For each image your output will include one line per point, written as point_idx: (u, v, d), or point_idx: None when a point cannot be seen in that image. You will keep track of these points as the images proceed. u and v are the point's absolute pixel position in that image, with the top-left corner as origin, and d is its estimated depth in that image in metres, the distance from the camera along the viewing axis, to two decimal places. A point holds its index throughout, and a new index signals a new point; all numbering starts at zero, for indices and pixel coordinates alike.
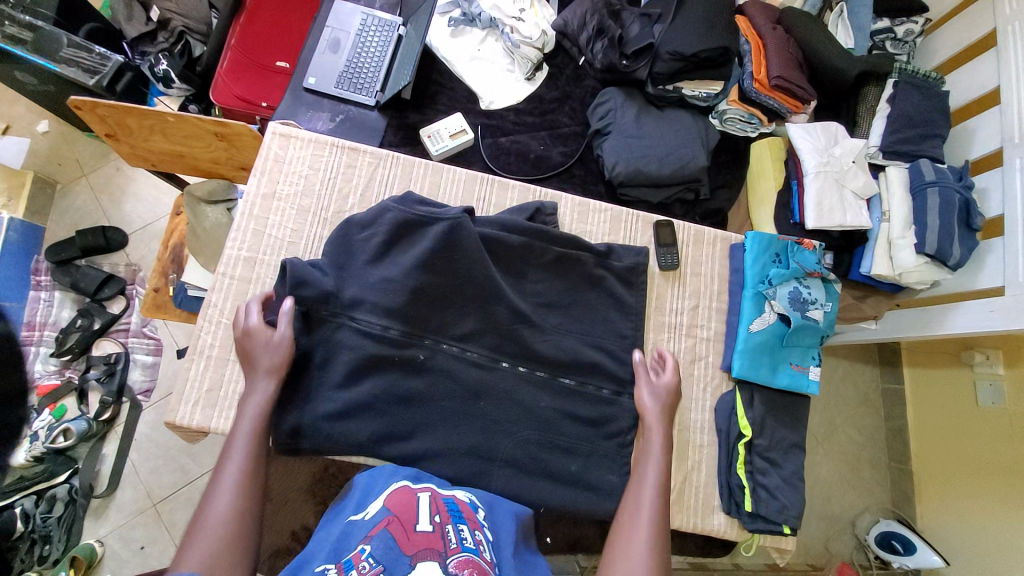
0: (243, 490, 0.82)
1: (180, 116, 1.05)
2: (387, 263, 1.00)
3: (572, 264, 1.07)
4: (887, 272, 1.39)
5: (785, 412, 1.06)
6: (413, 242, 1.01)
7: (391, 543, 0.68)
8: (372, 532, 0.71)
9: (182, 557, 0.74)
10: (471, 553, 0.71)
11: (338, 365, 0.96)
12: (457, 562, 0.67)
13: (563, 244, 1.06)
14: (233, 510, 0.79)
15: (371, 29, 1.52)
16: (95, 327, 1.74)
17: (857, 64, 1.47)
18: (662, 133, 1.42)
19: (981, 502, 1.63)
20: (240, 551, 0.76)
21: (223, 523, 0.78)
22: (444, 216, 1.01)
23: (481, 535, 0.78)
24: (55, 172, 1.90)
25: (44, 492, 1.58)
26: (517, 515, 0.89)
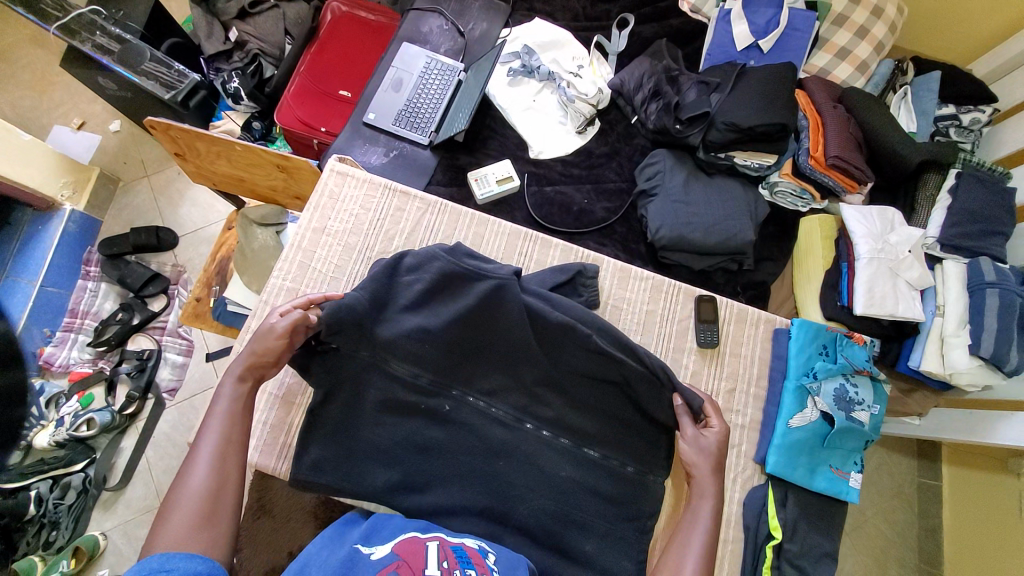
0: (219, 465, 0.78)
1: (248, 146, 1.09)
2: (425, 312, 1.00)
3: (617, 363, 0.98)
4: (937, 369, 1.32)
5: (819, 515, 0.99)
6: (455, 295, 1.01)
7: None
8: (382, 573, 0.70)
9: (155, 538, 0.70)
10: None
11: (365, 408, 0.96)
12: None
13: (604, 336, 1.00)
14: (202, 497, 0.75)
15: (434, 72, 1.57)
16: (134, 322, 1.80)
17: (919, 151, 1.44)
18: (709, 202, 1.40)
19: None
20: (211, 540, 0.73)
21: (198, 497, 0.75)
22: (493, 274, 1.00)
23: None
24: (120, 170, 2.01)
25: (60, 478, 1.60)
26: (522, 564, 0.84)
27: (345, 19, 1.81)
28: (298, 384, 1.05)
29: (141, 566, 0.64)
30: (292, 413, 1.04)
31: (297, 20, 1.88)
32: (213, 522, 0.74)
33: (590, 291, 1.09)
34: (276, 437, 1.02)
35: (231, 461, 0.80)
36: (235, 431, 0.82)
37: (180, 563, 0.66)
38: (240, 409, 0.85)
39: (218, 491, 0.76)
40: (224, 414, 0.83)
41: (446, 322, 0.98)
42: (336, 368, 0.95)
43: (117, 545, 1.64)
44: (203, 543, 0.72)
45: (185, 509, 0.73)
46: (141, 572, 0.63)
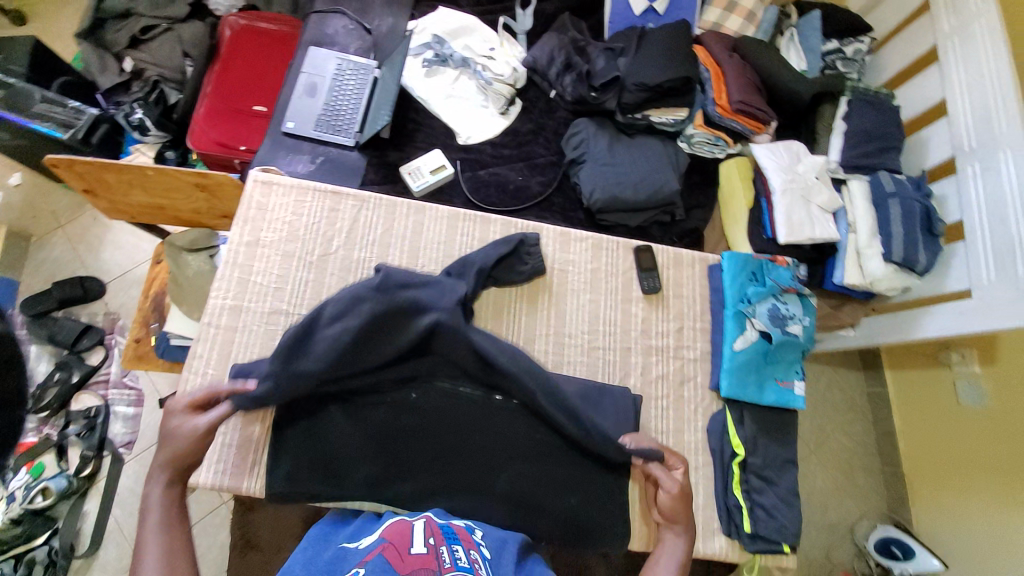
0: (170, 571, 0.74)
1: (161, 169, 1.06)
2: (366, 353, 0.95)
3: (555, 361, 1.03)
4: (860, 281, 1.45)
5: (774, 427, 1.08)
6: (394, 335, 0.96)
7: (386, 566, 0.68)
8: (368, 557, 0.72)
9: None
10: (467, 572, 0.71)
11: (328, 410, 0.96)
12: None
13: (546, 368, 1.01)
14: None
15: (347, 73, 1.56)
16: (73, 380, 1.69)
17: (813, 86, 1.56)
18: (635, 160, 1.48)
19: (974, 499, 1.67)
20: None
21: None
22: (433, 308, 0.96)
23: (476, 554, 0.78)
24: (29, 224, 1.87)
25: (22, 556, 1.49)
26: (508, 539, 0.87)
27: (246, 32, 1.76)
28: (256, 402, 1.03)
29: None
30: (257, 429, 1.01)
31: (193, 40, 1.77)
32: None
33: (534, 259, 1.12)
34: (246, 456, 1.00)
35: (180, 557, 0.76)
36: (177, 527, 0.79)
37: None
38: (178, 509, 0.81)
39: None
40: (159, 527, 0.78)
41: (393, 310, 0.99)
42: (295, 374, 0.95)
43: None
44: None
45: None
46: None
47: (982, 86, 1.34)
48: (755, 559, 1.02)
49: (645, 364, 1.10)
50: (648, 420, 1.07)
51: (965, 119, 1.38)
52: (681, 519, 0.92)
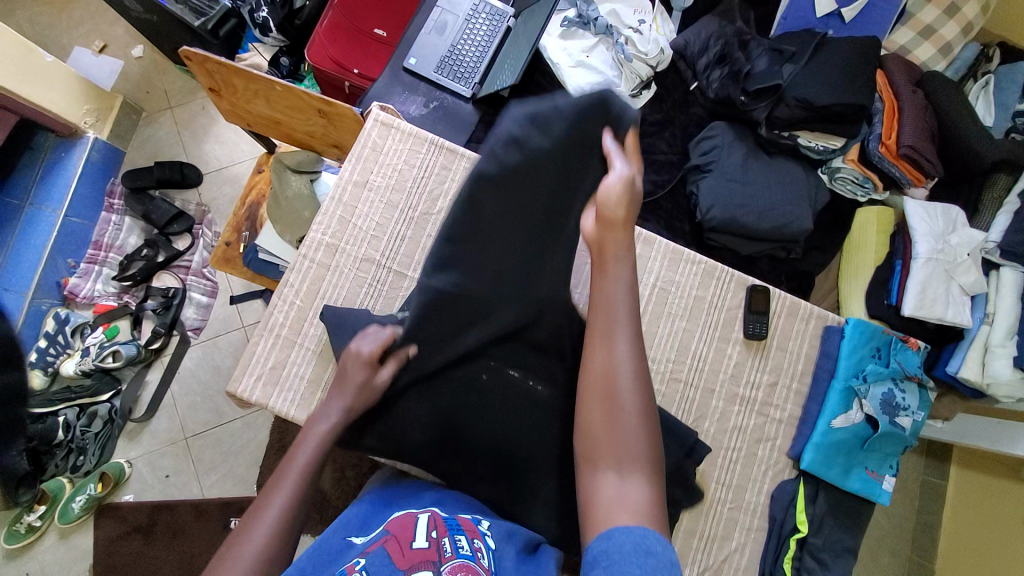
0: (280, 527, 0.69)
1: (288, 87, 1.02)
2: None
3: None
4: (975, 378, 1.28)
5: (848, 515, 0.99)
6: None
7: (386, 559, 0.66)
8: (369, 548, 0.69)
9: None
10: (469, 560, 0.69)
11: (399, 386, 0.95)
12: (452, 568, 0.66)
13: None
14: (258, 559, 0.66)
15: (481, 17, 1.46)
16: (158, 260, 1.80)
17: (999, 150, 1.33)
18: (766, 183, 1.32)
19: None
20: None
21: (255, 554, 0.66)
22: None
23: (481, 545, 0.75)
24: (143, 100, 1.93)
25: (88, 407, 1.66)
26: (515, 533, 0.83)
27: None
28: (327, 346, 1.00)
29: None
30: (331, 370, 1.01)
31: None
32: None
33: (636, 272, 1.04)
34: (310, 394, 0.99)
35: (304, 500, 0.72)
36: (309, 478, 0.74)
37: None
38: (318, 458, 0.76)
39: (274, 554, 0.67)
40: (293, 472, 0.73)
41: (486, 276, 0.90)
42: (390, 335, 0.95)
43: (141, 473, 1.71)
44: None
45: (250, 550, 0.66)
46: None
47: None
48: None
49: (726, 412, 1.02)
50: (712, 468, 1.00)
51: None
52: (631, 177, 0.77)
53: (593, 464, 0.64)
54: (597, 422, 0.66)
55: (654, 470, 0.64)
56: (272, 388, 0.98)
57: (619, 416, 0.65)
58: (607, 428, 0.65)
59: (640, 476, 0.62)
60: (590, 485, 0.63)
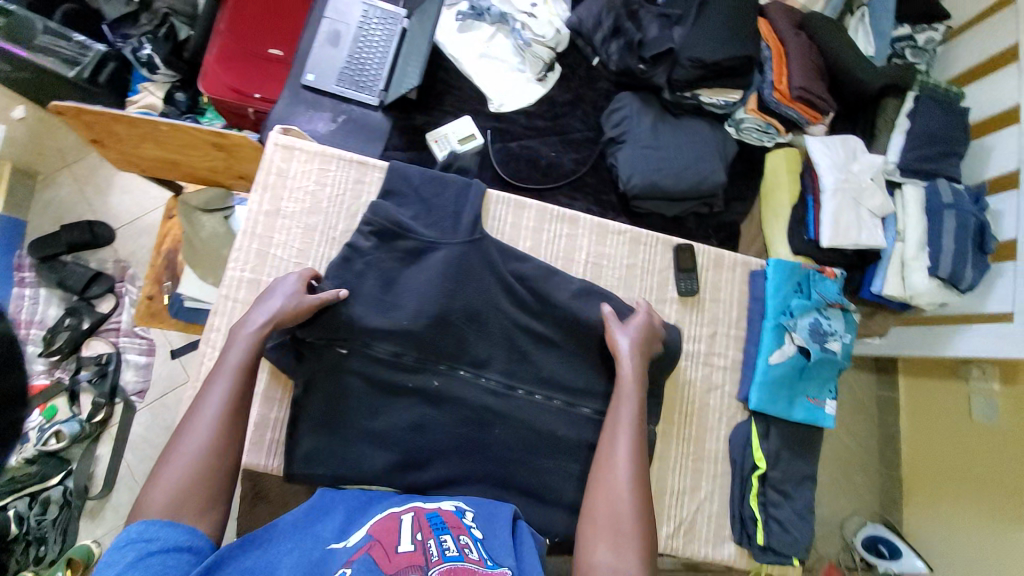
0: (210, 448, 0.76)
1: (173, 125, 0.97)
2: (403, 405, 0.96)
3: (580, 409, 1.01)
4: (898, 293, 1.38)
5: (800, 443, 1.04)
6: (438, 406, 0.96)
7: (371, 565, 0.66)
8: (353, 555, 0.69)
9: (149, 491, 0.72)
10: (457, 562, 0.69)
11: (354, 406, 0.95)
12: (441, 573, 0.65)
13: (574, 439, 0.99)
14: (194, 474, 0.74)
15: (374, 21, 1.44)
16: (84, 327, 1.68)
17: (881, 77, 1.43)
18: (678, 145, 1.37)
19: (972, 511, 1.72)
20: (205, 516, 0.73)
21: (186, 472, 0.74)
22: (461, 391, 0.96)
23: (467, 539, 0.76)
24: (34, 161, 1.77)
25: (38, 494, 1.54)
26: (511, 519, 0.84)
27: None
28: (276, 378, 1.00)
29: (127, 531, 0.68)
30: (275, 409, 0.99)
31: None
32: (208, 499, 0.74)
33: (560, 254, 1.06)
34: (262, 435, 0.98)
35: (237, 423, 0.80)
36: (240, 407, 0.81)
37: (160, 532, 0.69)
38: (246, 390, 0.82)
39: (209, 473, 0.75)
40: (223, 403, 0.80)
41: (428, 270, 0.99)
42: (335, 359, 0.94)
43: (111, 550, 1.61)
44: (194, 513, 0.72)
45: (182, 466, 0.74)
46: (126, 539, 0.67)
47: None
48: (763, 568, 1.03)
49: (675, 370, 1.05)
50: (671, 426, 1.04)
51: None
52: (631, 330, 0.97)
53: (592, 530, 0.79)
54: (599, 500, 0.82)
55: (643, 543, 0.78)
56: None
57: (613, 484, 0.82)
58: (608, 506, 0.80)
59: (628, 544, 0.77)
60: (588, 551, 0.78)
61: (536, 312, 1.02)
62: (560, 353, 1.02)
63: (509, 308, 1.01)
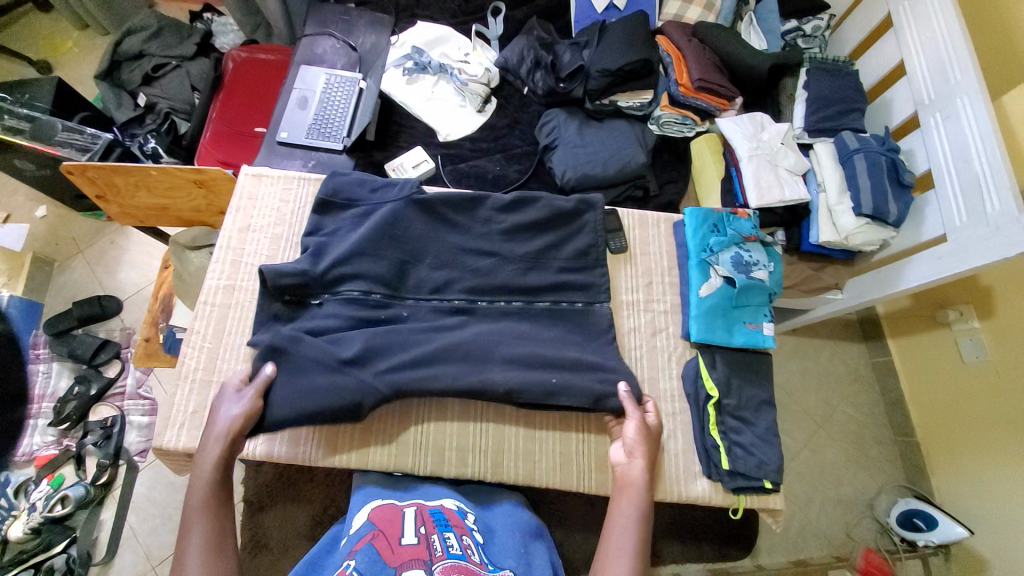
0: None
1: (161, 168, 1.17)
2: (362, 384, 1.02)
3: None
4: (835, 237, 1.47)
5: (750, 370, 1.09)
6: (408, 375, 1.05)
7: (375, 556, 0.77)
8: (358, 546, 0.81)
9: None
10: (458, 559, 0.79)
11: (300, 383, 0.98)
12: (442, 569, 0.76)
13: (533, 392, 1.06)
14: None
15: (335, 86, 1.69)
16: (92, 393, 1.78)
17: (766, 61, 1.60)
18: (603, 140, 1.56)
19: (1003, 459, 1.65)
20: None
21: None
22: None
23: (467, 539, 0.87)
24: (53, 251, 2.01)
25: (41, 564, 1.55)
26: (513, 519, 1.00)
27: (246, 62, 2.00)
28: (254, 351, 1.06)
29: None
30: None
31: (201, 75, 2.01)
32: None
33: (491, 238, 1.16)
34: None
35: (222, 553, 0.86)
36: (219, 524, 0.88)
37: None
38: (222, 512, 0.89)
39: None
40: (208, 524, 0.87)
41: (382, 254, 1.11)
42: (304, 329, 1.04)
43: None
44: None
45: None
46: None
47: (935, 42, 1.39)
48: (740, 500, 1.04)
49: (618, 319, 1.15)
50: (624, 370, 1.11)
51: (923, 75, 1.43)
52: (639, 458, 0.97)
53: None
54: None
55: None
56: (196, 431, 1.01)
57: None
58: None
59: None
60: None
61: (479, 287, 1.12)
62: (508, 314, 1.10)
63: (452, 282, 1.12)
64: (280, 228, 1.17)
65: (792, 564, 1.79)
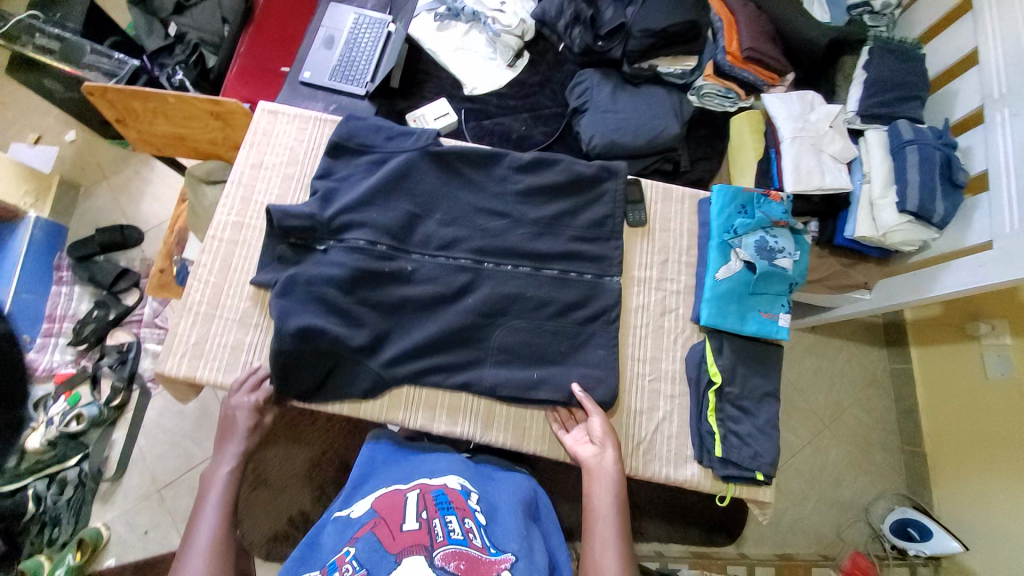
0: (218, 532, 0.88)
1: (179, 96, 1.15)
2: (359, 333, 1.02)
3: (536, 333, 1.05)
4: (871, 234, 1.38)
5: (757, 360, 1.05)
6: (409, 328, 1.05)
7: (375, 546, 0.81)
8: (360, 534, 0.85)
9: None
10: (459, 545, 0.82)
11: (294, 323, 0.97)
12: (443, 556, 0.79)
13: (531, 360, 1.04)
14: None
15: (364, 27, 1.63)
16: (111, 317, 1.84)
17: (827, 33, 1.48)
18: (635, 107, 1.47)
19: (1015, 483, 1.58)
20: None
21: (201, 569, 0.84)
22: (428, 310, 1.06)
23: (470, 521, 0.88)
24: (79, 176, 2.05)
25: (56, 474, 1.67)
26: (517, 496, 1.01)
27: None
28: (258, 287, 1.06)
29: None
30: (252, 334, 1.05)
31: (231, 7, 1.92)
32: None
33: (504, 199, 1.12)
34: (237, 356, 1.04)
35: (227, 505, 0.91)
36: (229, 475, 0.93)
37: None
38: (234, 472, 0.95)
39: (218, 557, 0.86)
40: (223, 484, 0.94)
41: (393, 204, 1.09)
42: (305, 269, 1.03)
43: (121, 533, 1.72)
44: None
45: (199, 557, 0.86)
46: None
47: (1015, 27, 1.24)
48: (729, 488, 1.02)
49: (626, 294, 1.11)
50: (626, 346, 1.08)
51: (997, 67, 1.29)
52: (609, 448, 0.96)
53: None
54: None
55: None
56: (197, 361, 1.03)
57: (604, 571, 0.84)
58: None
59: None
60: None
61: (486, 249, 1.09)
62: (514, 277, 1.07)
63: (461, 240, 1.09)
64: (292, 169, 1.15)
65: (778, 557, 1.79)
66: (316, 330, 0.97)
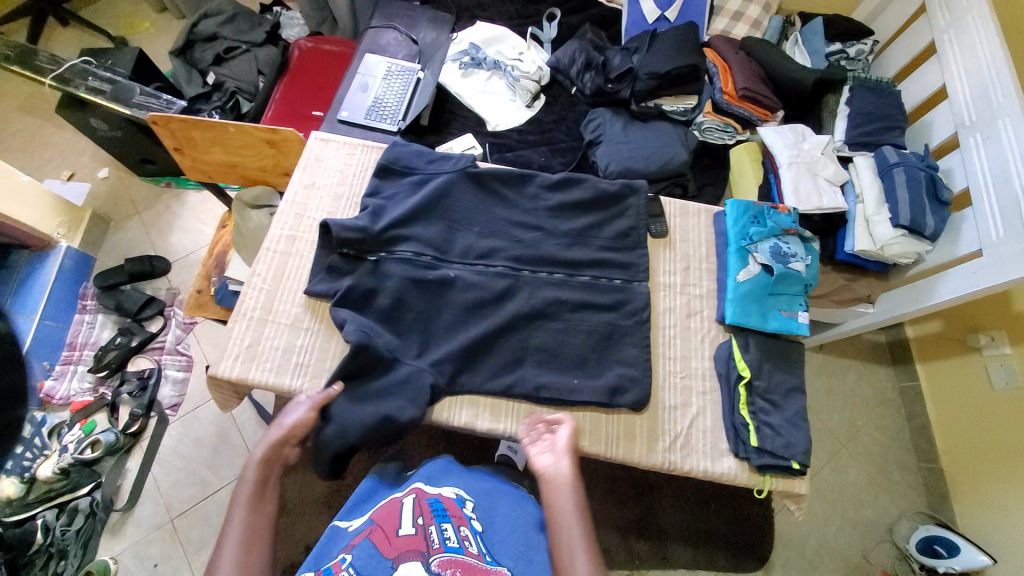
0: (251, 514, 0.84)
1: (239, 125, 1.27)
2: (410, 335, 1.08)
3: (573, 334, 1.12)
4: (870, 247, 1.49)
5: (780, 356, 1.12)
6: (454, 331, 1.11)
7: (370, 553, 0.85)
8: (355, 541, 0.89)
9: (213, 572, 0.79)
10: (455, 553, 0.86)
11: (349, 325, 1.04)
12: (440, 563, 0.83)
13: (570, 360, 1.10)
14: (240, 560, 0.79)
15: (395, 74, 1.79)
16: (133, 344, 1.88)
17: (812, 74, 1.66)
18: (646, 138, 1.63)
19: None
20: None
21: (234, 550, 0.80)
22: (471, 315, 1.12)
23: (466, 530, 0.93)
24: (111, 211, 2.15)
25: (66, 504, 1.60)
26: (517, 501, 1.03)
27: (310, 52, 2.13)
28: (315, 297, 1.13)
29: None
30: (304, 336, 1.10)
31: (267, 62, 2.16)
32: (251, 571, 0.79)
33: (537, 214, 1.22)
34: (288, 358, 1.09)
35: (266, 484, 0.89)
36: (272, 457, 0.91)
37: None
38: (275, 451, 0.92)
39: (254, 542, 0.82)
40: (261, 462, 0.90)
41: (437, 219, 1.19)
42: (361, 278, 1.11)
43: (128, 567, 1.65)
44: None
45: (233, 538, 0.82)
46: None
47: (978, 65, 1.43)
48: (766, 480, 1.05)
49: (654, 298, 1.19)
50: (657, 346, 1.14)
51: (964, 99, 1.46)
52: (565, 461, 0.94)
53: None
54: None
55: None
56: (250, 363, 1.07)
57: None
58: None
59: None
60: None
61: (524, 258, 1.18)
62: (550, 282, 1.15)
63: (499, 249, 1.18)
64: (342, 188, 1.25)
65: None
66: (373, 329, 1.04)
